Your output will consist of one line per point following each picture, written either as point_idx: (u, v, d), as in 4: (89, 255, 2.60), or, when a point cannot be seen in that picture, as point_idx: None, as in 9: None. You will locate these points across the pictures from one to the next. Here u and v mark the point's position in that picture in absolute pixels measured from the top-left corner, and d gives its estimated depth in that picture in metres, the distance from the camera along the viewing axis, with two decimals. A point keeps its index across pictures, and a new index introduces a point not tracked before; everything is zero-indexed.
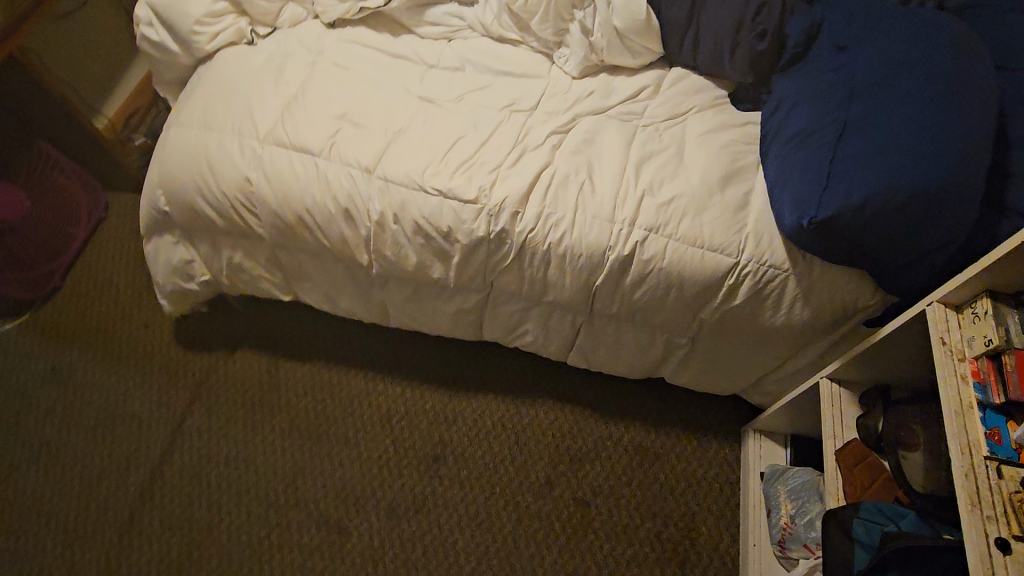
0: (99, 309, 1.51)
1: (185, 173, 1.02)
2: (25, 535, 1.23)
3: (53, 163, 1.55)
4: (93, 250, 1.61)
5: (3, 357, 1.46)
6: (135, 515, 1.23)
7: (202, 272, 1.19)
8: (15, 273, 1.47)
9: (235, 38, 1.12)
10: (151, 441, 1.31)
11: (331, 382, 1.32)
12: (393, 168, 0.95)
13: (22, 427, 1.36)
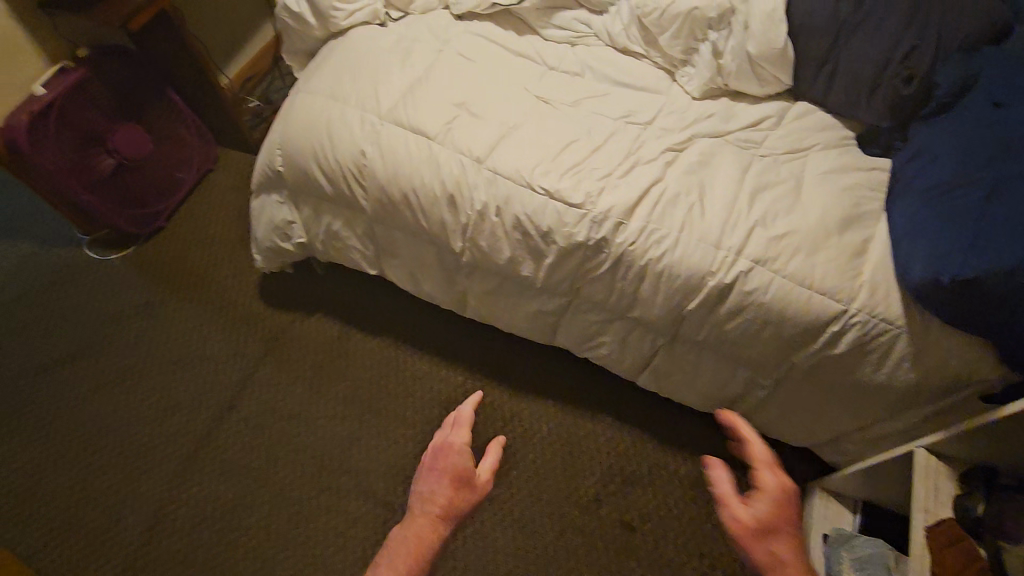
0: (195, 253, 1.61)
1: (306, 137, 1.07)
2: (98, 450, 1.32)
3: (177, 112, 1.65)
4: (198, 199, 1.73)
5: (105, 282, 1.57)
6: (197, 451, 1.29)
7: (298, 235, 1.24)
8: (128, 209, 1.58)
9: (369, 18, 1.17)
10: (222, 385, 1.37)
11: (398, 360, 1.35)
12: (504, 161, 0.96)
13: (111, 350, 1.46)
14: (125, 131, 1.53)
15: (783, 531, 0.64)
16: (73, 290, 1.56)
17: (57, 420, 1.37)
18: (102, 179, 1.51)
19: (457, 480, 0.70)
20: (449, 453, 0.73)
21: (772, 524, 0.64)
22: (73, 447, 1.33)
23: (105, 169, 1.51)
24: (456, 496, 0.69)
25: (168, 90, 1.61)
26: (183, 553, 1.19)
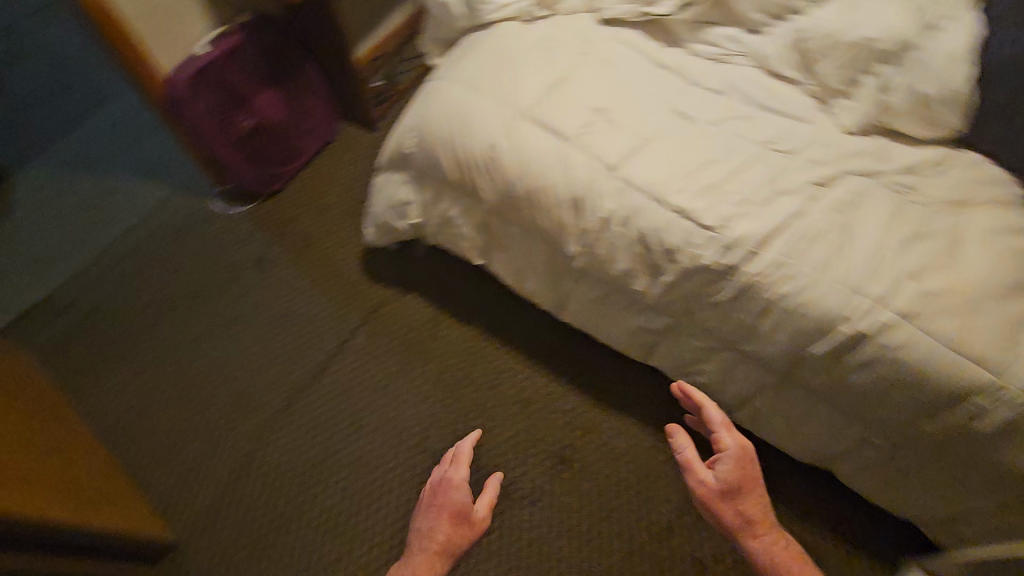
0: (308, 218, 1.70)
1: (441, 124, 1.10)
2: (203, 385, 1.43)
3: (311, 84, 1.76)
4: (317, 168, 1.83)
5: (227, 232, 1.70)
6: (290, 403, 1.37)
7: (413, 215, 1.28)
8: (258, 168, 1.70)
9: (516, 14, 1.18)
10: (318, 345, 1.45)
11: (484, 351, 1.37)
12: (635, 172, 0.95)
13: (225, 296, 1.57)
14: (266, 97, 1.64)
15: (741, 476, 0.99)
16: (199, 236, 1.70)
17: (171, 351, 1.49)
18: (238, 139, 1.62)
19: (445, 527, 1.07)
20: (444, 499, 1.10)
21: (735, 482, 1.00)
22: (183, 378, 1.45)
23: (243, 130, 1.61)
24: (450, 535, 1.07)
25: (307, 63, 1.72)
26: (267, 495, 1.27)
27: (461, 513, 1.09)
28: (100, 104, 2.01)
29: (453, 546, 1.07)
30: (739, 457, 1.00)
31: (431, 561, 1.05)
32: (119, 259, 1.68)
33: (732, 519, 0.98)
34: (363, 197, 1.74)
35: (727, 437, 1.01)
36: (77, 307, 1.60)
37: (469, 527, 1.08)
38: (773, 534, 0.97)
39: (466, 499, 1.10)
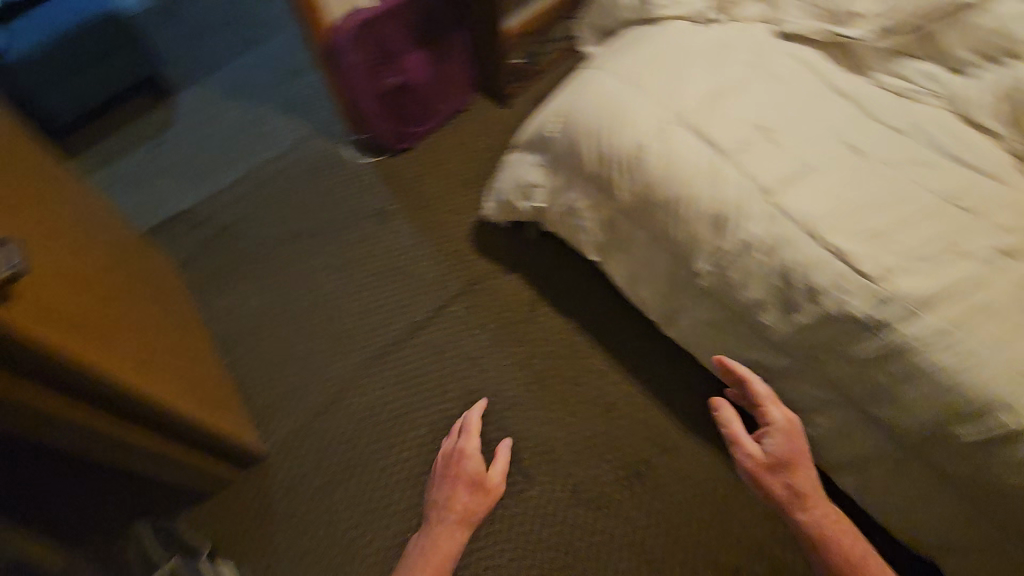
0: (428, 181, 1.75)
1: (594, 114, 1.08)
2: (309, 319, 1.53)
3: (456, 52, 1.78)
4: (445, 134, 1.87)
5: (353, 180, 1.79)
6: (386, 353, 1.44)
7: (536, 199, 1.27)
8: (392, 124, 1.76)
9: (689, 13, 1.13)
10: (418, 304, 1.50)
11: (576, 347, 1.38)
12: (793, 201, 0.89)
13: (341, 240, 1.66)
14: (413, 58, 1.67)
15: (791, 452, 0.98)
16: (329, 179, 1.80)
17: (287, 281, 1.61)
18: (383, 92, 1.68)
19: (462, 497, 1.16)
20: (459, 471, 1.19)
21: (783, 456, 0.99)
22: (295, 307, 1.55)
23: (389, 85, 1.67)
24: (467, 504, 1.16)
25: (458, 30, 1.74)
26: (352, 434, 1.35)
27: (475, 482, 1.18)
28: (263, 41, 2.16)
29: (471, 514, 1.16)
30: (787, 432, 1.00)
31: (453, 528, 1.14)
32: (256, 186, 1.81)
33: (780, 494, 0.98)
34: (484, 171, 1.77)
35: (776, 412, 1.00)
36: (214, 223, 1.74)
37: (485, 495, 1.18)
38: (824, 510, 0.96)
39: (479, 470, 1.20)
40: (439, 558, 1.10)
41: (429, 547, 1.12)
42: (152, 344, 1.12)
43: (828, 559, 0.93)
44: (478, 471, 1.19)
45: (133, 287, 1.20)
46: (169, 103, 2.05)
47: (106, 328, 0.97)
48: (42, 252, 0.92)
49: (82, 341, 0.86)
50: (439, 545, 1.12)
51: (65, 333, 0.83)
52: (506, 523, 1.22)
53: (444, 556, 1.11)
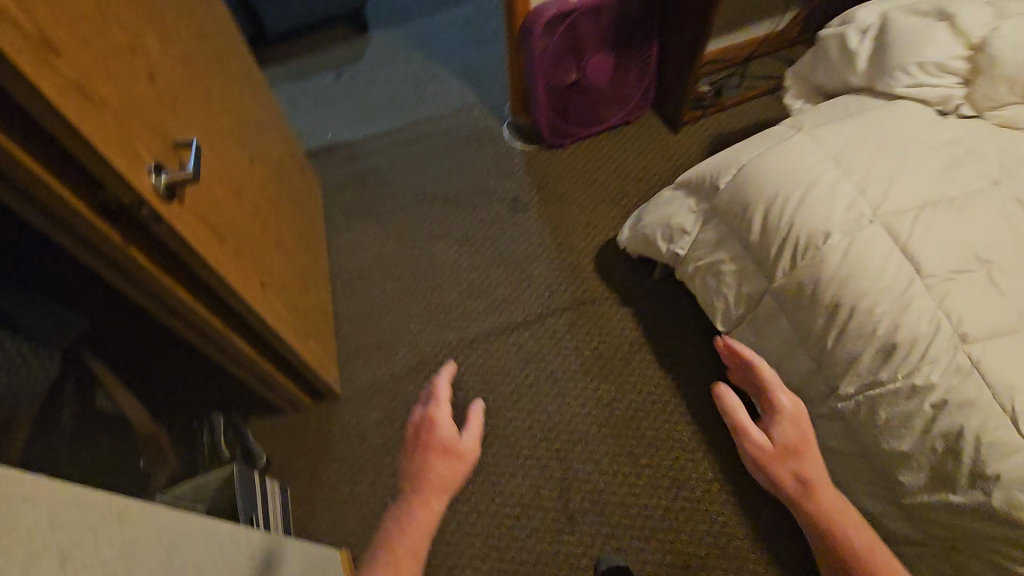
0: (571, 185, 1.71)
1: (773, 178, 0.95)
2: (418, 282, 1.57)
3: (645, 65, 1.70)
4: (604, 142, 1.81)
5: (500, 162, 1.78)
6: (478, 345, 1.45)
7: (678, 245, 1.17)
8: (556, 119, 1.72)
9: (935, 100, 0.96)
10: (522, 306, 1.50)
11: (666, 408, 1.33)
12: (997, 364, 0.74)
13: (470, 217, 1.68)
14: (599, 60, 1.61)
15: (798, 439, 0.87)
16: (478, 152, 1.82)
17: (409, 239, 1.66)
18: (556, 87, 1.64)
19: (434, 465, 0.93)
20: (433, 442, 0.96)
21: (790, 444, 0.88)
22: (408, 268, 1.60)
23: (564, 81, 1.63)
24: (439, 474, 0.93)
25: (654, 44, 1.67)
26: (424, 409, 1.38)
27: (449, 450, 0.95)
28: (463, 7, 2.23)
29: (442, 488, 0.92)
30: (795, 421, 0.90)
31: (426, 499, 0.90)
32: (411, 139, 1.87)
33: (789, 485, 0.85)
34: (630, 190, 1.69)
35: (785, 398, 0.92)
36: (364, 161, 1.83)
37: (460, 462, 0.95)
38: (838, 506, 0.82)
39: (454, 436, 0.96)
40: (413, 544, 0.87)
41: (403, 528, 0.88)
42: (280, 264, 1.19)
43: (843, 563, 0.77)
44: (447, 435, 0.96)
45: (281, 207, 1.29)
46: (363, 40, 2.17)
47: (248, 240, 1.04)
48: (222, 157, 1.00)
49: (224, 248, 0.92)
50: (418, 527, 0.89)
51: (214, 237, 0.89)
52: (539, 553, 1.20)
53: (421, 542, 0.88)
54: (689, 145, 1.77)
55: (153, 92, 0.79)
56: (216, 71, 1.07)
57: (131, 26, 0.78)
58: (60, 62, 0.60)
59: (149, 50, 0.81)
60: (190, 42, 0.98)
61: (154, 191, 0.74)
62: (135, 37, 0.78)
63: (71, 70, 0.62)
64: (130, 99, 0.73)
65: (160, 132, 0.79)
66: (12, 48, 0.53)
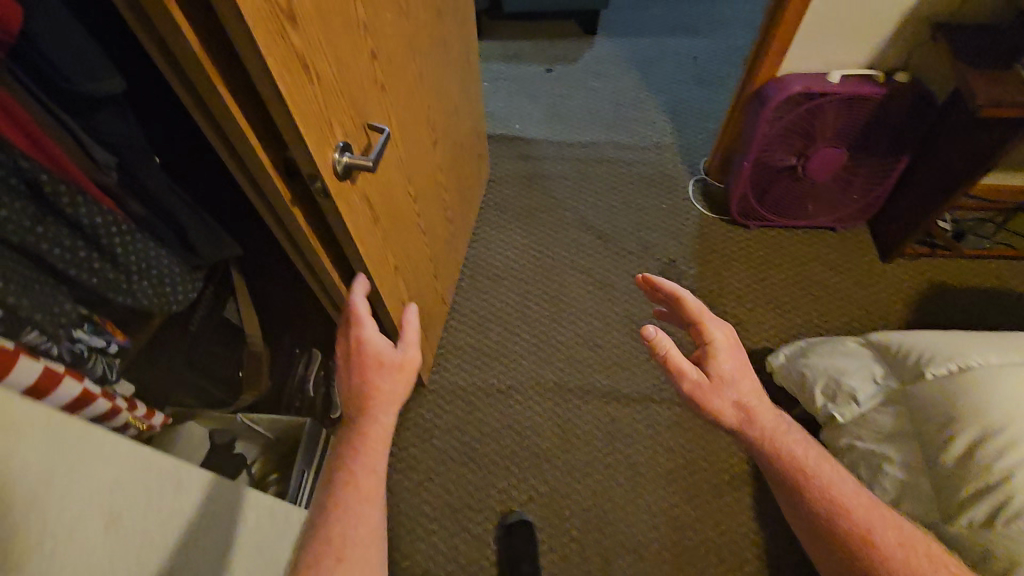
0: (741, 271, 1.56)
1: (1008, 407, 0.77)
2: (540, 304, 1.52)
3: (880, 176, 1.46)
4: (796, 239, 1.61)
5: (674, 219, 1.66)
6: (573, 398, 1.37)
7: (836, 406, 1.02)
8: (753, 198, 1.55)
9: None
10: (633, 376, 1.40)
11: (742, 556, 1.17)
12: None
13: (618, 261, 1.58)
14: (829, 154, 1.41)
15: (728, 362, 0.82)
16: (654, 198, 1.70)
17: (548, 256, 1.60)
18: (767, 165, 1.47)
19: (378, 382, 0.73)
20: (367, 364, 0.73)
21: (723, 369, 0.82)
22: (538, 288, 1.55)
23: (779, 162, 1.46)
24: (384, 394, 0.73)
25: (903, 156, 1.41)
26: (495, 437, 1.33)
27: (385, 360, 0.73)
28: (698, 43, 2.10)
29: (388, 405, 0.72)
30: (730, 350, 0.83)
31: (371, 422, 0.70)
32: (592, 159, 1.80)
33: (729, 416, 0.80)
34: (799, 303, 1.51)
35: (715, 328, 0.84)
36: (539, 163, 1.79)
37: (401, 371, 0.74)
38: (775, 425, 0.78)
39: (391, 350, 0.74)
40: (369, 487, 0.65)
41: (358, 461, 0.66)
42: (424, 249, 1.19)
43: (788, 482, 0.75)
44: (377, 340, 0.74)
45: (446, 192, 1.30)
46: (586, 43, 2.11)
47: (403, 223, 1.05)
48: (409, 141, 1.01)
49: (376, 230, 0.92)
50: (372, 463, 0.67)
51: (371, 219, 0.89)
52: None
53: (375, 487, 0.65)
54: (890, 282, 1.52)
55: (370, 71, 0.80)
56: (437, 54, 1.07)
57: (375, 4, 0.78)
58: (293, 32, 0.60)
59: (382, 28, 0.81)
60: (425, 24, 0.98)
61: (332, 169, 0.73)
62: (374, 14, 0.78)
63: (301, 40, 0.62)
64: (345, 75, 0.73)
65: (361, 112, 0.79)
66: (253, 11, 0.53)
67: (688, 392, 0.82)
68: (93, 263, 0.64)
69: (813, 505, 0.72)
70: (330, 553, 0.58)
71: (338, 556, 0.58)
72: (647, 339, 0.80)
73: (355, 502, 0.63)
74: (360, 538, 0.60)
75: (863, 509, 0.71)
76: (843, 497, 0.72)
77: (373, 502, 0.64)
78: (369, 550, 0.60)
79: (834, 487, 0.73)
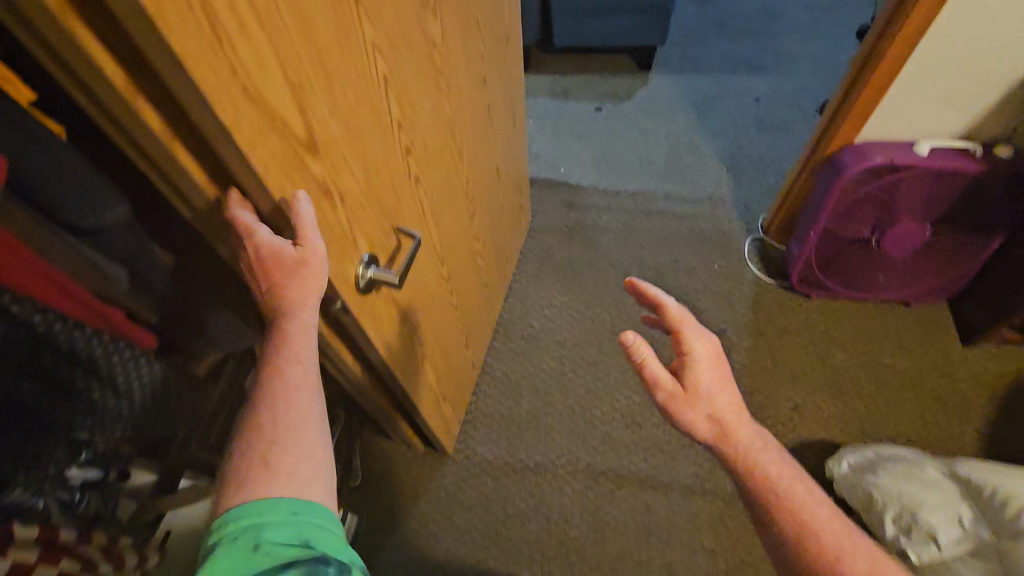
0: (799, 347, 1.43)
1: None
2: (577, 371, 1.43)
3: (968, 256, 1.31)
4: (863, 313, 1.47)
5: (726, 282, 1.54)
6: (607, 482, 1.28)
7: (913, 543, 0.89)
8: (816, 269, 1.41)
9: None
10: (674, 461, 1.30)
11: None
12: None
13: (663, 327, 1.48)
14: (910, 229, 1.27)
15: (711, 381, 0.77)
16: (705, 256, 1.59)
17: (587, 317, 1.51)
18: (837, 237, 1.33)
19: (287, 287, 0.56)
20: (266, 270, 0.55)
21: (702, 386, 0.76)
22: (575, 353, 1.45)
23: (852, 235, 1.32)
24: (297, 293, 0.57)
25: (997, 237, 1.26)
26: (521, 520, 1.25)
27: (285, 266, 0.55)
28: (761, 83, 1.96)
29: (304, 301, 0.57)
30: (709, 362, 0.77)
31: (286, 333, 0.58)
32: (640, 210, 1.69)
33: (704, 429, 0.77)
34: (864, 390, 1.36)
35: (694, 339, 0.77)
36: (583, 213, 1.69)
37: (308, 267, 0.56)
38: (750, 447, 0.76)
39: (284, 249, 0.54)
40: (302, 393, 0.59)
41: (280, 371, 0.58)
42: (456, 325, 1.12)
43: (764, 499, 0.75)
44: (266, 243, 0.54)
45: (483, 258, 1.23)
46: (637, 80, 2.00)
47: (435, 305, 0.98)
48: (444, 224, 0.94)
49: (403, 327, 0.86)
50: (294, 355, 0.58)
51: (396, 319, 0.83)
52: None
53: (307, 376, 0.60)
54: (971, 371, 1.36)
55: (404, 170, 0.73)
56: (478, 124, 1.00)
57: (413, 99, 0.72)
58: (314, 160, 0.55)
59: (419, 122, 0.75)
60: (468, 100, 0.91)
61: (354, 284, 0.67)
62: (409, 107, 0.71)
63: (322, 164, 0.56)
64: (375, 184, 0.67)
65: (391, 215, 0.72)
66: (262, 154, 0.48)
67: (659, 403, 0.77)
68: (107, 401, 0.61)
69: (786, 525, 0.73)
70: (256, 461, 0.55)
71: (270, 459, 0.55)
72: (625, 346, 0.75)
73: (281, 423, 0.57)
74: (300, 444, 0.57)
75: (833, 531, 0.72)
76: (809, 517, 0.73)
77: (309, 392, 0.60)
78: (308, 448, 0.57)
79: (802, 512, 0.73)
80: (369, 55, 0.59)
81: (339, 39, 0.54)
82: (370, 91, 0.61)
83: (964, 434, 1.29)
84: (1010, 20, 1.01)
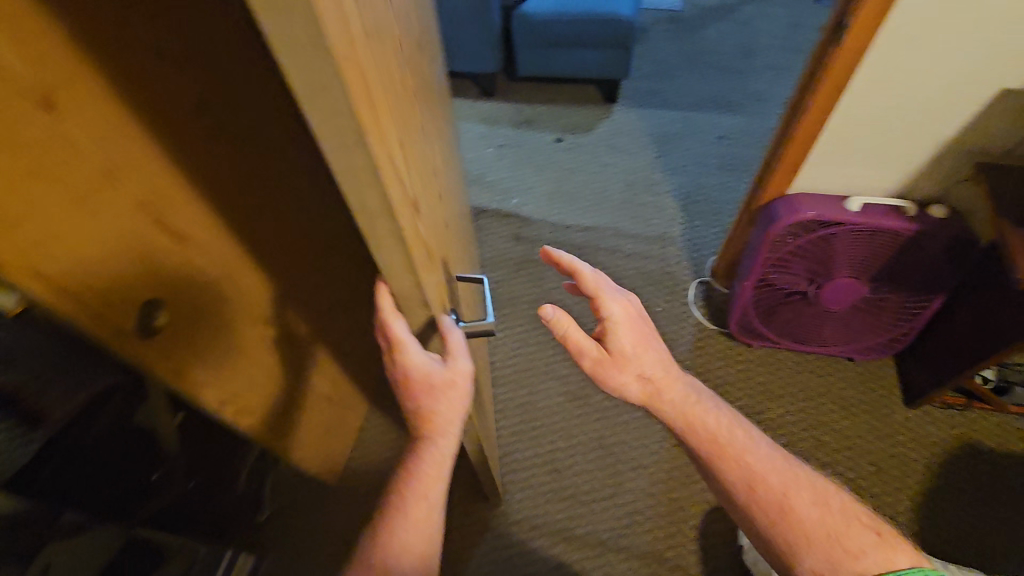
0: (736, 399, 1.37)
1: None
2: (504, 411, 1.39)
3: (909, 313, 1.26)
4: (806, 367, 1.42)
5: (667, 327, 1.49)
6: (519, 532, 1.23)
7: None
8: (756, 319, 1.37)
9: None
10: (590, 514, 1.24)
11: None
12: None
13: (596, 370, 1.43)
14: (847, 285, 1.23)
15: (635, 346, 0.81)
16: (650, 298, 1.54)
17: (522, 355, 1.47)
18: (774, 287, 1.29)
19: (436, 403, 0.65)
20: (420, 387, 0.63)
21: (626, 351, 0.80)
22: (507, 392, 1.42)
23: (788, 286, 1.27)
24: (445, 410, 0.66)
25: (935, 297, 1.21)
26: None
27: (436, 386, 0.62)
28: (728, 121, 1.94)
29: (451, 419, 0.68)
30: (629, 325, 0.80)
31: (433, 440, 0.70)
32: (589, 246, 1.66)
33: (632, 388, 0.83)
34: (798, 448, 1.30)
35: (613, 303, 0.79)
36: (530, 247, 1.66)
37: (457, 391, 0.64)
38: (680, 409, 0.83)
39: (438, 371, 0.61)
40: (432, 489, 0.72)
41: (425, 469, 0.72)
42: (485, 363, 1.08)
43: (707, 453, 0.82)
44: (424, 368, 0.60)
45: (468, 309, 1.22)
46: (603, 112, 1.99)
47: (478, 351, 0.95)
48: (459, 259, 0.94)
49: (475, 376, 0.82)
50: (437, 456, 0.71)
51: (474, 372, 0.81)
52: None
53: (442, 472, 0.72)
54: (911, 436, 1.30)
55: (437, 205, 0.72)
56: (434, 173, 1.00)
57: (426, 137, 0.72)
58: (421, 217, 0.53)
59: (433, 160, 0.76)
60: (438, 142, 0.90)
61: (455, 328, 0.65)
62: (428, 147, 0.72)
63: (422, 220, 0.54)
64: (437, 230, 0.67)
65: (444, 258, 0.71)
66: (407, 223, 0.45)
67: (592, 370, 0.81)
68: None
69: (737, 474, 0.80)
70: (391, 546, 0.69)
71: (402, 541, 0.70)
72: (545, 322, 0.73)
73: (416, 510, 0.72)
74: (426, 527, 0.72)
75: (777, 473, 0.79)
76: (757, 469, 0.79)
77: (439, 482, 0.72)
78: (429, 530, 0.72)
79: (755, 473, 0.79)
80: (409, 96, 0.58)
81: (397, 81, 0.51)
82: (415, 132, 0.60)
83: (899, 502, 1.23)
84: (927, 86, 0.97)
